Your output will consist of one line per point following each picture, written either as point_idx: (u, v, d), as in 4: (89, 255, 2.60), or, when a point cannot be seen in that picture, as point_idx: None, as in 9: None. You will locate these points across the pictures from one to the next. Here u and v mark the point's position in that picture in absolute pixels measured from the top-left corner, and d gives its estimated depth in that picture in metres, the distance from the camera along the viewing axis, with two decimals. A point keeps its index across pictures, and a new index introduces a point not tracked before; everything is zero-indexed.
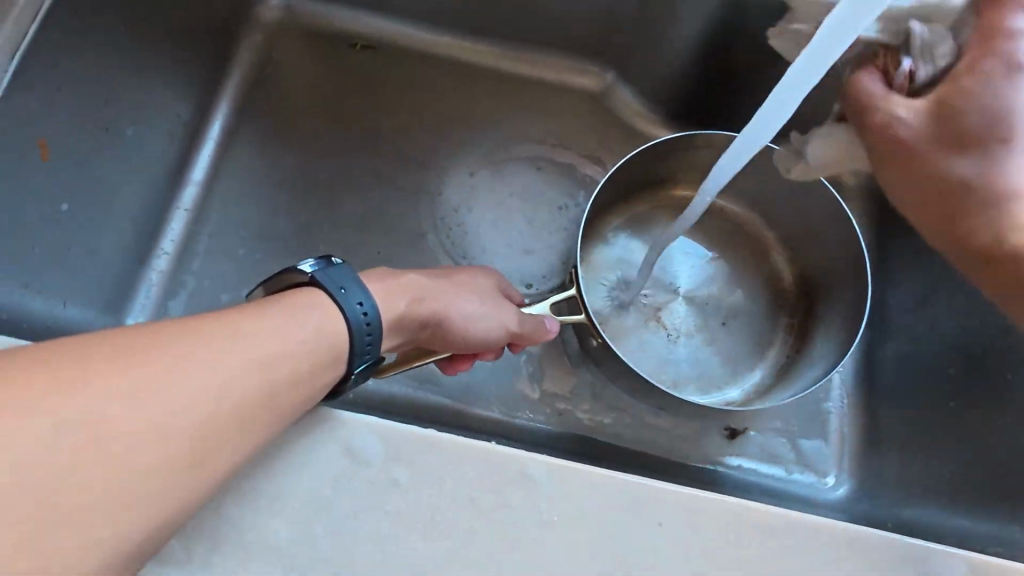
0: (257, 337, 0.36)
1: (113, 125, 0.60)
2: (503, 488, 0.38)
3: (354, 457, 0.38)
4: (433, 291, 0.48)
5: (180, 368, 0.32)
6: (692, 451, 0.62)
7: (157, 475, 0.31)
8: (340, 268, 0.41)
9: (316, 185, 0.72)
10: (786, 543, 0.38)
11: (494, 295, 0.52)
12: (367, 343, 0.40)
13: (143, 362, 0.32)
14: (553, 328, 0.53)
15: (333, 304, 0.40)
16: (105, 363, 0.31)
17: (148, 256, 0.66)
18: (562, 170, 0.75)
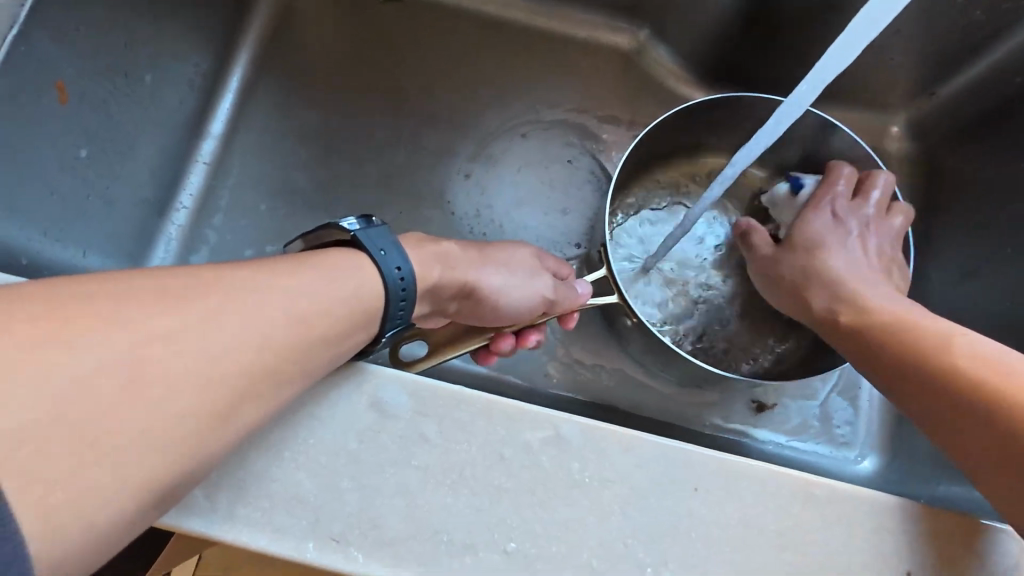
0: (288, 292, 0.34)
1: (131, 71, 0.59)
2: (533, 447, 0.36)
3: (381, 410, 0.37)
4: (468, 259, 0.48)
5: (209, 320, 0.31)
6: (715, 421, 0.62)
7: (189, 424, 0.30)
8: (381, 230, 0.41)
9: (339, 142, 0.70)
10: (825, 511, 0.37)
11: (526, 267, 0.51)
12: (401, 308, 0.40)
13: (172, 310, 0.30)
14: (586, 292, 0.52)
15: (372, 266, 0.39)
16: (130, 307, 0.29)
17: (166, 209, 0.64)
18: (589, 139, 0.73)
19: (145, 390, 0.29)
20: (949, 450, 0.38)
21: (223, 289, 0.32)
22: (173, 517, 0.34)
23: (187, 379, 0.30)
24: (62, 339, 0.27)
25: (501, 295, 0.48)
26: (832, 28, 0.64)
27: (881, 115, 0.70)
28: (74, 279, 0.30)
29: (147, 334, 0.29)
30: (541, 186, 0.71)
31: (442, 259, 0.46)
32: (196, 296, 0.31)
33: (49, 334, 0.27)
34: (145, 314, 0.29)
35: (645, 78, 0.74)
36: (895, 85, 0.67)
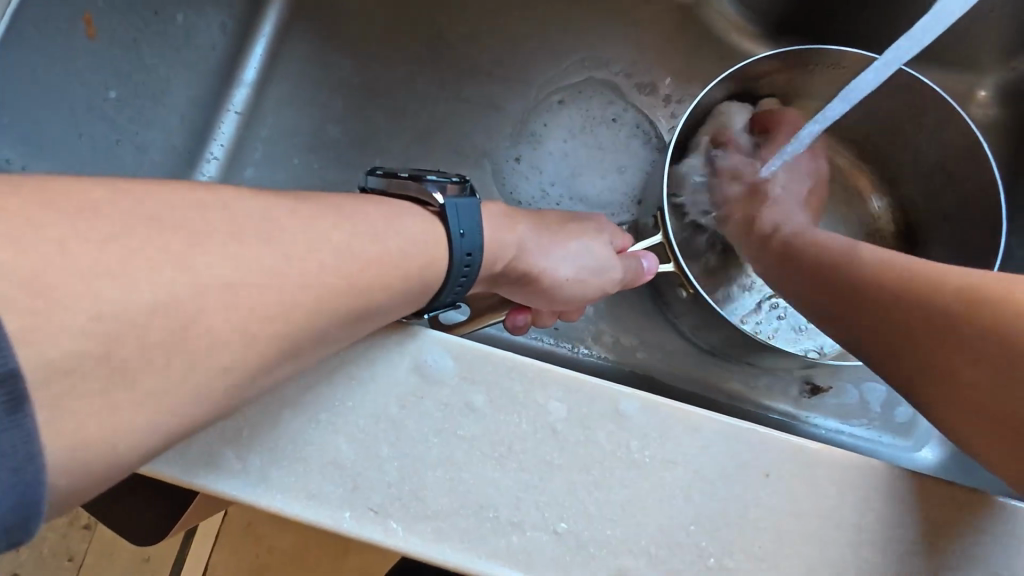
0: (338, 241, 0.31)
1: (162, 9, 0.55)
2: (590, 422, 0.33)
3: (425, 376, 0.34)
4: (540, 239, 0.44)
5: (254, 262, 0.28)
6: (765, 401, 0.58)
7: (224, 378, 0.28)
8: (470, 207, 0.38)
9: (376, 94, 0.67)
10: (911, 507, 0.33)
11: (594, 244, 0.46)
12: (458, 286, 0.38)
13: (214, 248, 0.27)
14: (650, 269, 0.49)
15: (445, 243, 0.36)
16: (168, 240, 0.26)
17: (198, 159, 0.62)
18: (646, 104, 0.68)
19: (186, 334, 0.26)
20: (849, 331, 0.43)
21: (268, 230, 0.29)
22: (204, 476, 0.32)
23: (227, 326, 0.27)
24: (95, 271, 0.24)
25: (567, 283, 0.45)
26: None
27: (968, 77, 0.64)
28: (106, 191, 0.26)
29: (187, 272, 0.26)
30: (591, 148, 0.68)
31: (517, 241, 0.42)
32: (240, 234, 0.28)
33: (80, 264, 0.24)
34: (185, 250, 0.27)
35: (704, 32, 0.69)
36: (988, 42, 0.61)
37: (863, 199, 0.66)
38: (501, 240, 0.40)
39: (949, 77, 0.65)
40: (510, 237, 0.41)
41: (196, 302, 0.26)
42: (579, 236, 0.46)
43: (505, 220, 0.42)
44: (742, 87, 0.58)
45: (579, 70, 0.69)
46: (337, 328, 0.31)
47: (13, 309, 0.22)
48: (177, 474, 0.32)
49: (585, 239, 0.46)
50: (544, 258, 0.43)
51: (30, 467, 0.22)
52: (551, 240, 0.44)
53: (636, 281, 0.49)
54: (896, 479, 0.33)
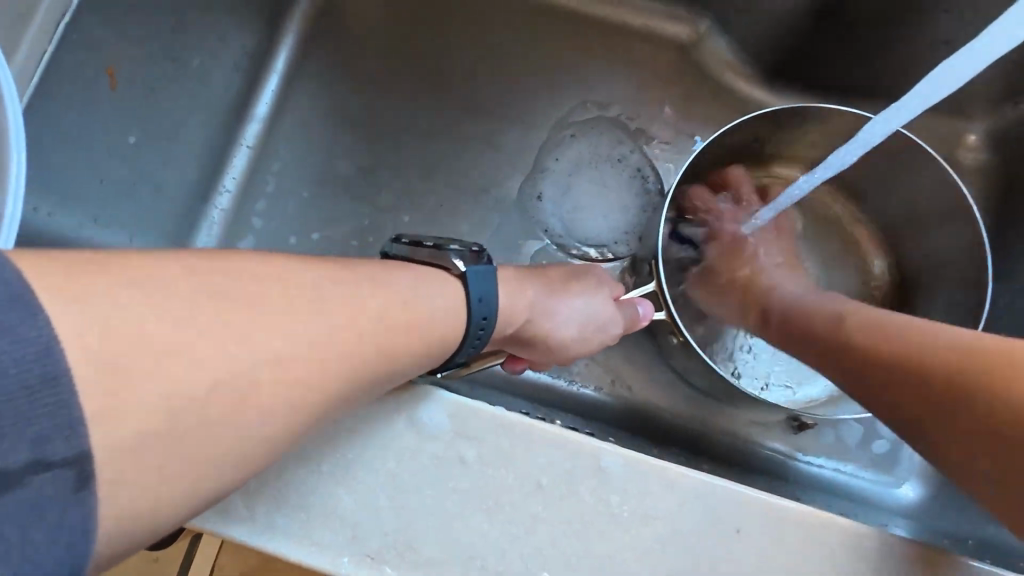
0: (369, 301, 0.34)
1: (180, 56, 0.59)
2: (573, 477, 0.36)
3: (421, 431, 0.36)
4: (549, 299, 0.46)
5: (298, 326, 0.30)
6: (753, 439, 0.60)
7: (245, 437, 0.29)
8: (487, 275, 0.41)
9: (382, 129, 0.69)
10: (873, 565, 0.35)
11: (599, 296, 0.49)
12: (473, 347, 0.41)
13: (266, 313, 0.30)
14: (646, 315, 0.51)
15: (464, 309, 0.39)
16: (221, 308, 0.29)
17: (211, 192, 0.64)
18: (652, 144, 0.70)
19: (236, 396, 0.28)
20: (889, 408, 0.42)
21: (308, 293, 0.32)
22: (216, 524, 0.35)
23: (269, 384, 0.29)
24: (161, 342, 0.27)
25: (572, 341, 0.48)
26: (911, 30, 0.60)
27: (956, 119, 0.66)
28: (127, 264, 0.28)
29: (241, 338, 0.29)
30: (596, 185, 0.70)
31: (528, 302, 0.45)
32: (285, 298, 0.31)
33: (148, 334, 0.26)
34: (238, 318, 0.29)
35: (700, 72, 0.70)
36: (974, 91, 0.62)
37: (863, 261, 0.68)
38: (516, 305, 0.43)
39: (937, 120, 0.66)
40: (522, 302, 0.44)
41: (245, 364, 0.29)
42: (584, 291, 0.49)
43: (517, 282, 0.45)
44: (743, 136, 0.60)
45: (584, 109, 0.71)
46: (369, 384, 0.33)
47: (92, 382, 0.25)
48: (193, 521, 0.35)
49: (588, 294, 0.49)
50: (551, 318, 0.46)
51: (82, 544, 0.25)
52: (556, 295, 0.47)
53: (632, 327, 0.51)
54: (858, 537, 0.35)
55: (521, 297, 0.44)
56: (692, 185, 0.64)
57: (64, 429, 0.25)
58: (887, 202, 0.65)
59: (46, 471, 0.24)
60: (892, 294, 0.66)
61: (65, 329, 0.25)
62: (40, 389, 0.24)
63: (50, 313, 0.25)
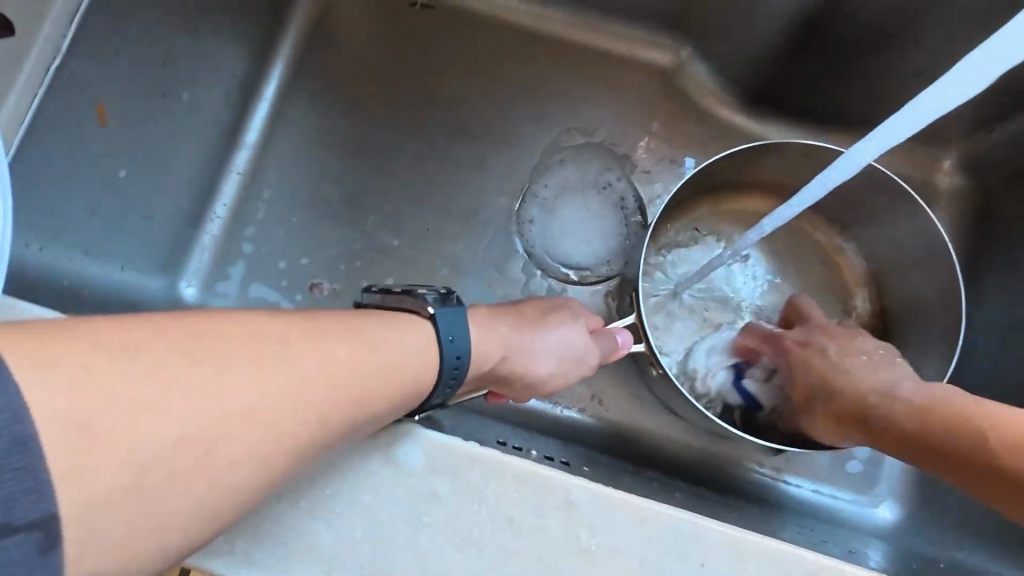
0: (340, 351, 0.35)
1: (169, 90, 0.62)
2: (543, 512, 0.37)
3: (395, 467, 0.37)
4: (523, 336, 0.48)
5: (267, 379, 0.32)
6: (734, 462, 0.61)
7: (215, 485, 0.31)
8: (457, 316, 0.42)
9: (369, 155, 0.70)
10: None
11: (575, 331, 0.50)
12: (448, 387, 0.42)
13: (235, 368, 0.31)
14: (625, 342, 0.52)
15: (436, 348, 0.40)
16: (192, 365, 0.30)
17: (201, 219, 0.65)
18: (637, 171, 0.72)
19: (205, 448, 0.30)
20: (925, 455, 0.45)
21: (278, 345, 0.33)
22: (200, 559, 0.36)
23: (239, 434, 0.31)
24: (130, 401, 0.28)
25: (549, 375, 0.49)
26: (884, 61, 0.62)
27: (933, 147, 0.67)
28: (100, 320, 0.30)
29: (210, 392, 0.30)
30: (581, 211, 0.71)
31: (501, 340, 0.46)
32: (255, 352, 0.32)
33: (117, 393, 0.28)
34: (208, 374, 0.30)
35: (681, 95, 0.72)
36: (950, 119, 0.64)
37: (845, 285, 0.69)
38: (491, 342, 0.45)
39: (914, 150, 0.68)
40: (495, 339, 0.45)
41: (215, 418, 0.30)
42: (559, 324, 0.50)
43: (488, 322, 0.46)
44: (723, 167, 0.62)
45: (569, 135, 0.72)
46: (339, 429, 0.35)
47: (61, 443, 0.26)
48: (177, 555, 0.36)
49: (563, 330, 0.50)
50: (528, 354, 0.47)
51: None
52: (533, 331, 0.48)
53: (613, 355, 0.52)
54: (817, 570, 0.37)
55: (494, 336, 0.46)
56: (674, 211, 0.66)
57: (31, 491, 0.26)
58: (866, 228, 0.66)
59: (13, 533, 0.26)
60: (874, 318, 0.67)
61: (36, 394, 0.26)
62: (9, 454, 0.25)
63: (18, 379, 0.26)
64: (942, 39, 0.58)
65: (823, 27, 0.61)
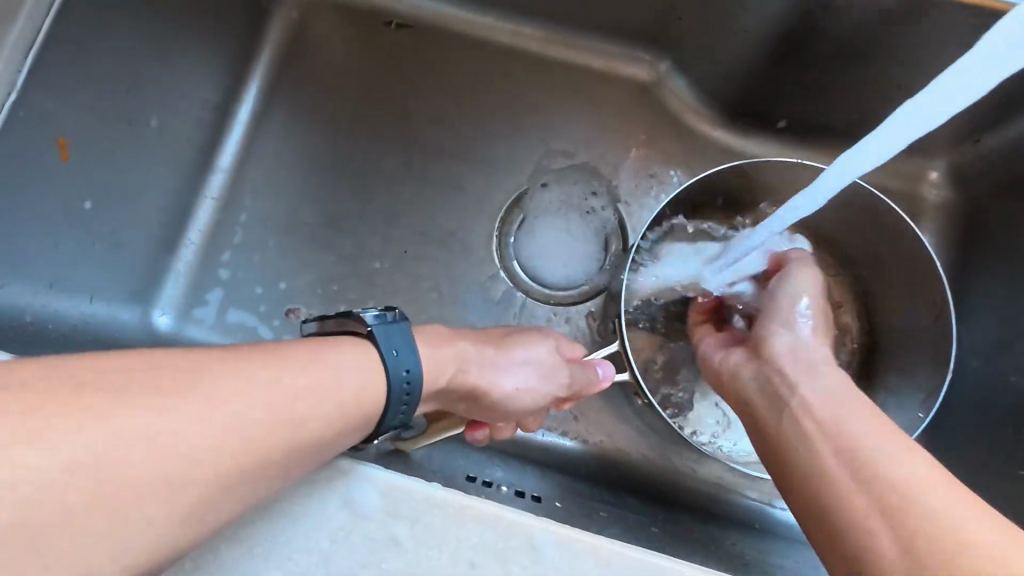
0: (296, 384, 0.34)
1: (136, 117, 0.59)
2: (506, 556, 0.36)
3: (353, 510, 0.36)
4: (487, 360, 0.46)
5: (221, 417, 0.31)
6: (719, 487, 0.60)
7: (147, 533, 0.28)
8: (399, 329, 0.41)
9: (347, 176, 0.69)
10: None
11: (546, 358, 0.49)
12: (403, 406, 0.40)
13: (187, 409, 0.30)
14: (607, 374, 0.51)
15: (380, 364, 0.39)
16: (141, 408, 0.29)
17: (176, 245, 0.64)
18: (621, 195, 0.70)
19: (157, 497, 0.29)
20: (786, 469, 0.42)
21: (217, 375, 0.32)
22: None
23: (188, 481, 0.29)
24: (69, 454, 0.26)
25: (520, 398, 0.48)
26: (865, 75, 0.61)
27: (917, 160, 0.66)
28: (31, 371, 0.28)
29: (160, 435, 0.29)
30: (562, 233, 0.70)
31: (456, 363, 0.44)
32: (209, 389, 0.31)
33: (50, 446, 0.26)
34: (158, 416, 0.29)
35: (661, 111, 0.71)
36: (932, 132, 0.63)
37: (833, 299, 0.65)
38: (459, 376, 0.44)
39: (901, 163, 0.67)
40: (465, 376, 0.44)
41: (165, 466, 0.29)
42: (525, 343, 0.49)
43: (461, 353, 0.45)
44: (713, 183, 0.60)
45: (550, 156, 0.71)
46: (293, 466, 0.34)
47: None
48: None
49: (528, 352, 0.49)
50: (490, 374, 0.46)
51: None
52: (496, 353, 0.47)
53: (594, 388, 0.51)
54: None
55: (452, 360, 0.44)
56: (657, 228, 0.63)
57: None
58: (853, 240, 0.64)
59: None
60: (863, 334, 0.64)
61: None
62: None
63: None
64: (921, 55, 0.57)
65: (801, 43, 0.60)
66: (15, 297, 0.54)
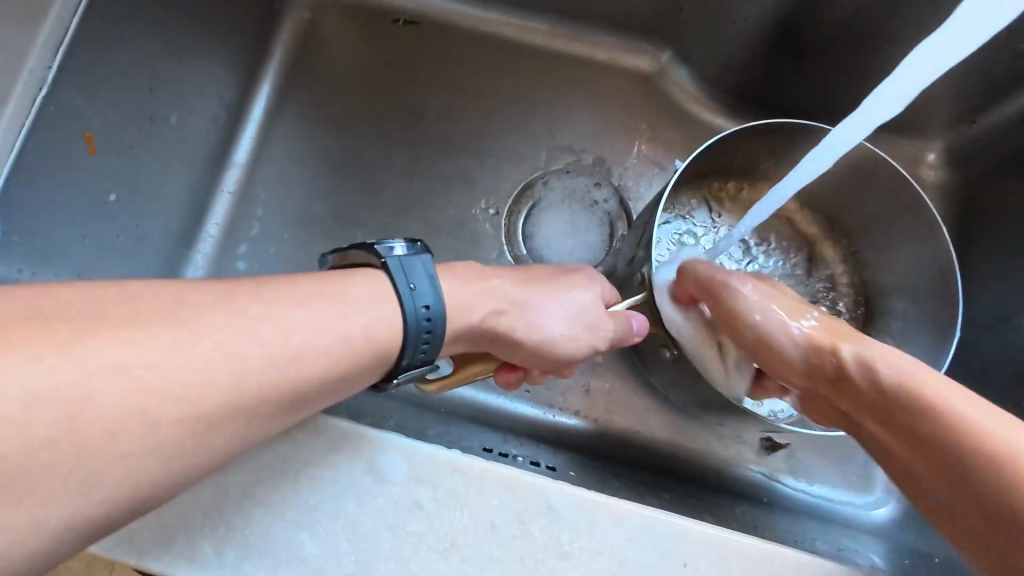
0: (303, 316, 0.35)
1: (157, 114, 0.60)
2: (524, 517, 0.37)
3: (377, 476, 0.38)
4: (516, 300, 0.47)
5: (233, 351, 0.32)
6: (728, 460, 0.61)
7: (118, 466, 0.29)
8: (424, 267, 0.40)
9: (358, 170, 0.71)
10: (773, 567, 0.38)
11: (578, 305, 0.49)
12: (422, 346, 0.40)
13: (198, 341, 0.31)
14: (641, 328, 0.51)
15: (400, 299, 0.39)
16: (152, 351, 0.30)
17: (194, 238, 0.67)
18: (622, 183, 0.72)
19: (183, 428, 0.30)
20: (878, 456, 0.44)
21: (203, 315, 0.32)
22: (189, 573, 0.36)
23: (172, 422, 0.30)
24: (102, 413, 0.28)
25: (558, 340, 0.48)
26: (861, 57, 0.63)
27: (914, 141, 0.68)
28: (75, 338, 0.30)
29: (175, 375, 0.30)
30: (566, 223, 0.71)
31: (491, 306, 0.45)
32: (219, 327, 0.32)
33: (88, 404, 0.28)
34: (173, 355, 0.30)
35: (664, 101, 0.73)
36: (929, 113, 0.65)
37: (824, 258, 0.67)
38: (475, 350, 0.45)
39: (898, 146, 0.69)
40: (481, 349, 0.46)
41: (184, 402, 0.30)
42: (566, 289, 0.49)
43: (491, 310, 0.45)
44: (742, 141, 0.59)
45: (553, 156, 0.72)
46: (304, 399, 0.35)
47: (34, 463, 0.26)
48: (162, 568, 0.36)
49: (556, 298, 0.49)
50: (528, 315, 0.47)
51: None
52: (535, 297, 0.48)
53: (627, 340, 0.51)
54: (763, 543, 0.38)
55: (490, 301, 0.45)
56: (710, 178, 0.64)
57: None
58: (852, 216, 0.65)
59: None
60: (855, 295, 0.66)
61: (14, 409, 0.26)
62: None
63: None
64: (916, 40, 0.59)
65: (800, 28, 0.63)
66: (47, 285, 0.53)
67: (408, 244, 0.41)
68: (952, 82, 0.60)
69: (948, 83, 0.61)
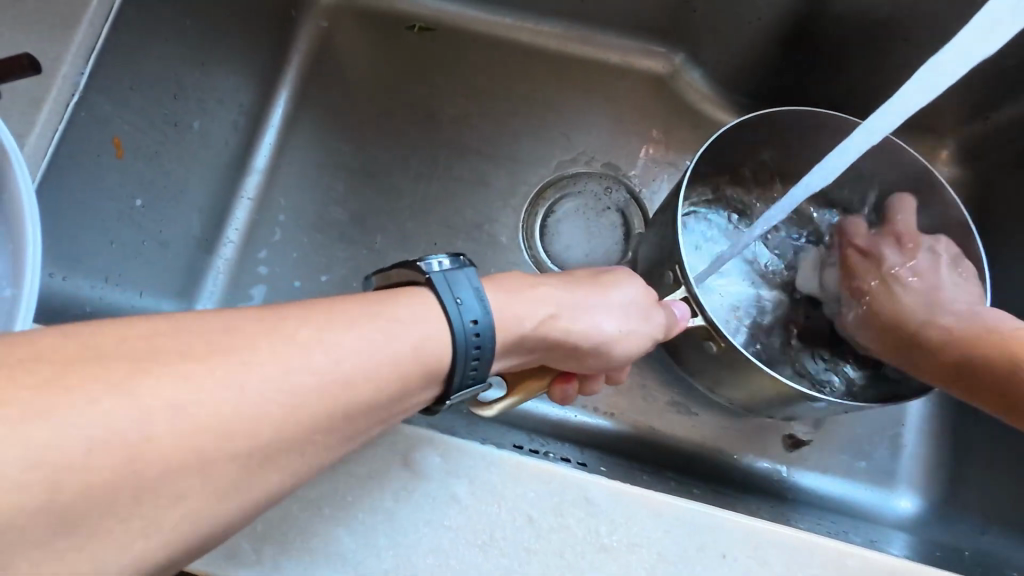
0: (352, 346, 0.32)
1: (180, 120, 0.61)
2: (563, 511, 0.38)
3: (414, 471, 0.38)
4: (572, 305, 0.45)
5: (287, 384, 0.30)
6: (750, 456, 0.61)
7: (187, 502, 0.28)
8: (467, 277, 0.39)
9: (375, 173, 0.71)
10: (830, 568, 0.38)
11: (627, 304, 0.48)
12: (473, 367, 0.38)
13: (244, 377, 0.29)
14: (684, 315, 0.50)
15: (444, 315, 0.37)
16: (206, 390, 0.28)
17: (216, 243, 0.67)
18: (638, 185, 0.72)
19: (242, 465, 0.29)
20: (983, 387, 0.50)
21: (243, 341, 0.30)
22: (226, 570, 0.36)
23: (239, 453, 0.28)
24: (153, 455, 0.26)
25: (616, 339, 0.47)
26: (876, 54, 0.63)
27: (931, 137, 0.68)
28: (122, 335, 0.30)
29: (233, 413, 0.28)
30: (583, 224, 0.71)
31: (547, 313, 0.43)
32: (267, 354, 0.30)
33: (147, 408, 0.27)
34: (226, 397, 0.28)
35: (678, 102, 0.74)
36: (943, 109, 0.66)
37: None
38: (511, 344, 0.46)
39: (913, 137, 0.69)
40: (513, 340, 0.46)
41: (241, 430, 0.28)
42: (613, 287, 0.48)
43: (539, 293, 0.44)
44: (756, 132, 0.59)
45: (574, 161, 0.73)
46: (355, 424, 0.33)
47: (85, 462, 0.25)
48: (199, 566, 0.36)
49: (601, 296, 0.47)
50: (584, 319, 0.46)
51: None
52: (587, 301, 0.46)
53: (674, 327, 0.50)
54: (812, 543, 0.38)
55: (544, 307, 0.44)
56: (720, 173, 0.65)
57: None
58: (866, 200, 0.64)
59: None
60: None
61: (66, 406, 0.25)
62: None
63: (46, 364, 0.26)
64: (930, 38, 0.60)
65: (814, 26, 0.64)
66: (76, 290, 0.54)
67: (448, 256, 0.39)
68: (969, 76, 0.61)
69: (965, 78, 0.61)
